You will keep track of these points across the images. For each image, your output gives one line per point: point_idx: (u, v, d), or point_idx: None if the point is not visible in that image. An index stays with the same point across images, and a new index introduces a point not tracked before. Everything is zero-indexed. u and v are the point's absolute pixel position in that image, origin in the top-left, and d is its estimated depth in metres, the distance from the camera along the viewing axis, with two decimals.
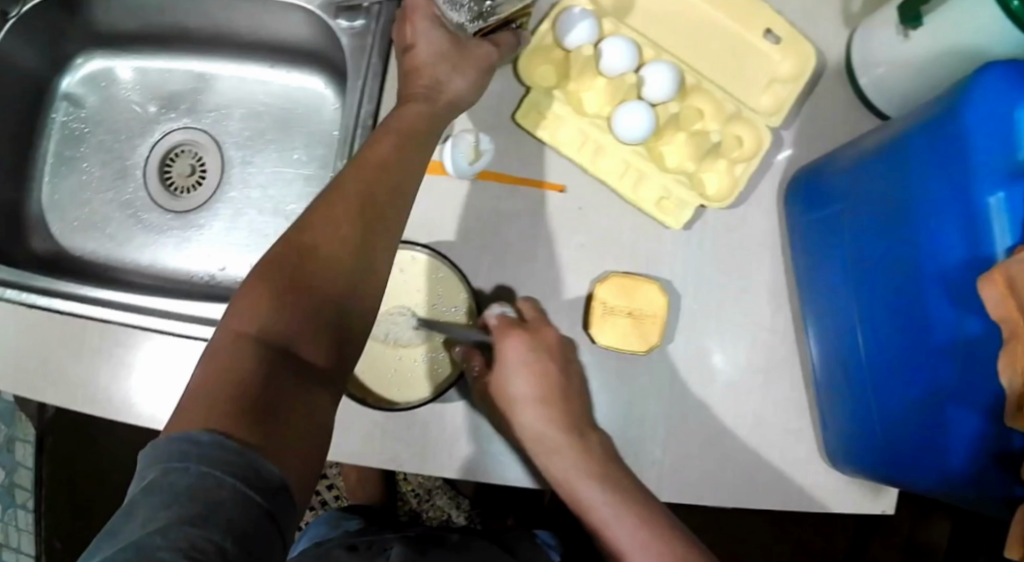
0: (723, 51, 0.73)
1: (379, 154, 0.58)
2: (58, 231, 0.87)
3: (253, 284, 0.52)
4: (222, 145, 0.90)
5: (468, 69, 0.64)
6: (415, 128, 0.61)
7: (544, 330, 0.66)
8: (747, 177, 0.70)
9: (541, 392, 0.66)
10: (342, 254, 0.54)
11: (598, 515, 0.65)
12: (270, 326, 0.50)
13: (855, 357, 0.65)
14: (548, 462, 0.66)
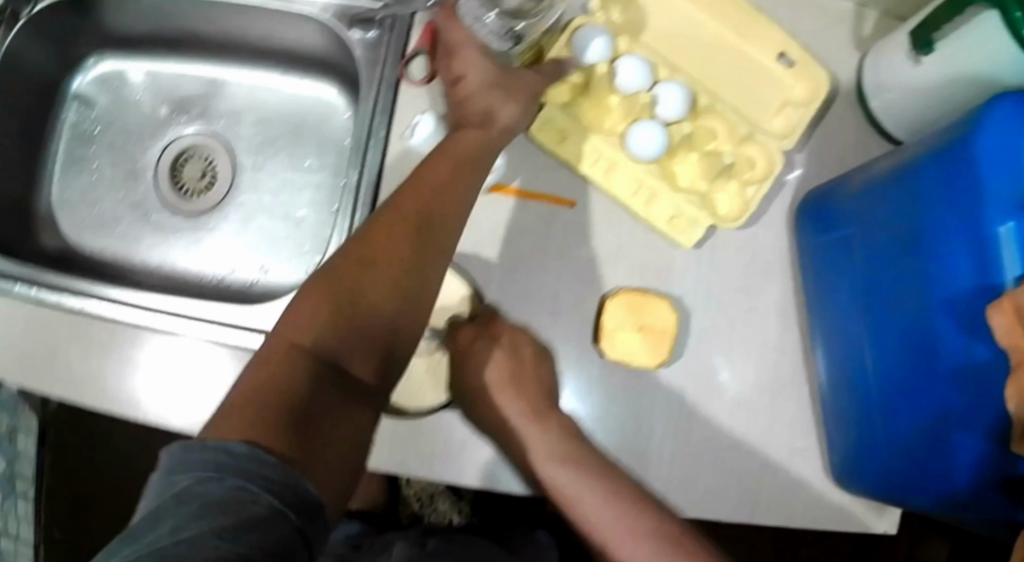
0: (738, 73, 0.74)
1: (434, 179, 0.60)
2: (67, 230, 0.88)
3: (307, 298, 0.54)
4: (233, 150, 0.89)
5: (519, 95, 0.64)
6: (473, 152, 0.62)
7: (494, 322, 0.67)
8: (759, 198, 0.71)
9: (500, 380, 0.65)
10: (394, 276, 0.56)
11: (579, 509, 0.61)
12: (322, 338, 0.53)
13: (863, 379, 0.66)
14: (520, 453, 0.64)
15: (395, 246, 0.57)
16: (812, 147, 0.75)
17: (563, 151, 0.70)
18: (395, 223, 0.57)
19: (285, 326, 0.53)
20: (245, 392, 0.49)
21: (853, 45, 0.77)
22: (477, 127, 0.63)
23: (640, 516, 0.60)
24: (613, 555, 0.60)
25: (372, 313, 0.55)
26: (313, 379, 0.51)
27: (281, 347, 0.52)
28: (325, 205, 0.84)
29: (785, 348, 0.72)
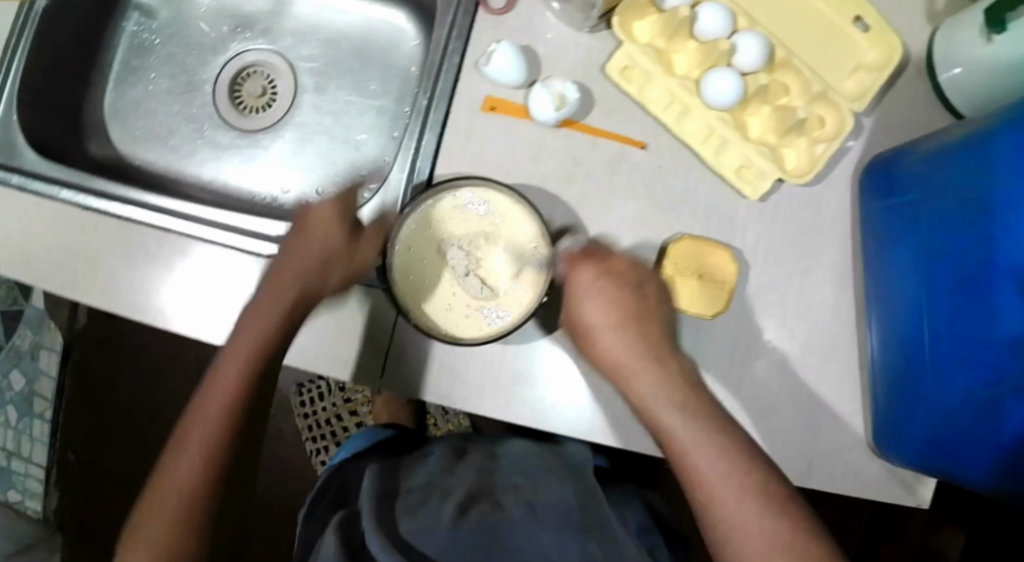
0: (814, 33, 0.73)
1: (280, 301, 0.67)
2: (117, 138, 0.90)
3: (246, 338, 0.66)
4: (295, 72, 0.89)
5: (344, 269, 0.69)
6: (320, 259, 0.68)
7: (615, 259, 0.66)
8: (827, 157, 0.71)
9: (615, 318, 0.64)
10: (227, 412, 0.64)
11: (687, 447, 0.59)
12: (231, 398, 0.65)
13: (914, 343, 0.66)
14: (634, 393, 0.62)
15: (259, 329, 0.66)
16: (881, 113, 0.74)
17: (637, 91, 0.70)
18: (285, 332, 0.66)
19: (221, 388, 0.65)
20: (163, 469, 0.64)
21: (924, 21, 0.75)
22: (318, 231, 0.69)
23: (745, 465, 0.58)
24: (706, 492, 0.57)
25: (269, 348, 0.66)
26: (183, 487, 0.63)
27: (186, 427, 0.65)
28: (388, 131, 0.86)
29: (841, 310, 0.72)
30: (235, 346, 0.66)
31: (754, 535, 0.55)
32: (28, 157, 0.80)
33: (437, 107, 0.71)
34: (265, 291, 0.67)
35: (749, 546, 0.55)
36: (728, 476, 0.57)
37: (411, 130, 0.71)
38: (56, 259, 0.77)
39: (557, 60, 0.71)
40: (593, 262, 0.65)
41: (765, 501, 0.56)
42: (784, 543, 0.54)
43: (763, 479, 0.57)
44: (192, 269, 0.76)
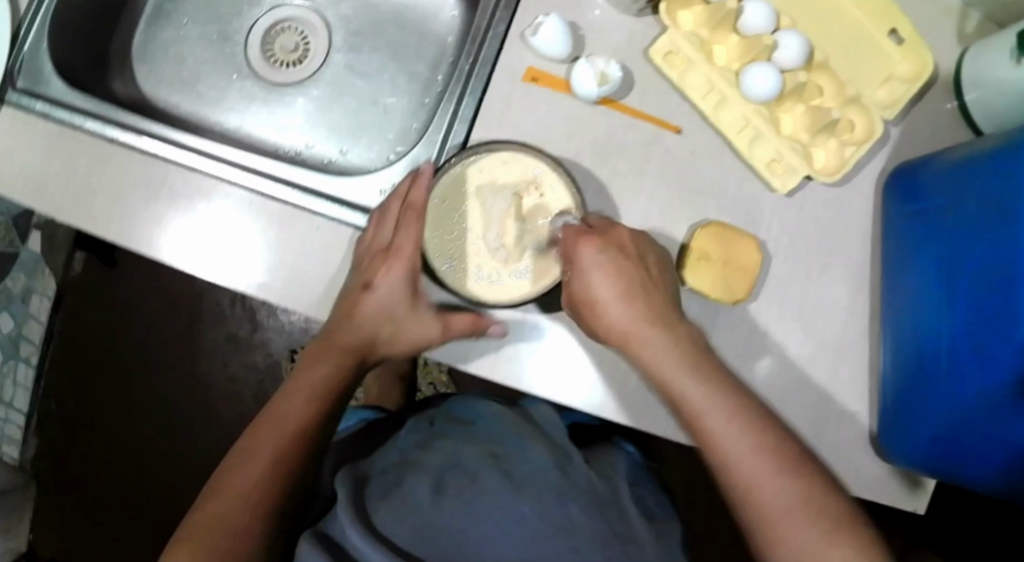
0: (851, 39, 0.74)
1: (371, 303, 0.69)
2: (143, 81, 0.89)
3: (319, 374, 0.69)
4: (331, 31, 0.90)
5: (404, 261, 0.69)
6: (401, 299, 0.69)
7: (615, 228, 0.66)
8: (855, 159, 0.73)
9: (622, 290, 0.65)
10: (314, 393, 0.69)
11: (710, 424, 0.62)
12: (292, 431, 0.67)
13: (928, 348, 0.67)
14: (645, 360, 0.64)
15: (327, 367, 0.70)
16: (908, 124, 0.75)
17: (678, 77, 0.72)
18: (346, 352, 0.70)
19: (274, 426, 0.67)
20: (210, 504, 0.63)
21: (954, 41, 0.75)
22: (402, 262, 0.69)
23: (766, 430, 0.62)
24: (733, 471, 0.61)
25: (334, 397, 0.70)
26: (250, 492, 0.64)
27: (243, 451, 0.66)
28: (418, 96, 0.86)
29: (855, 310, 0.74)
30: (300, 386, 0.69)
31: (774, 495, 0.60)
32: (53, 84, 0.79)
33: (480, 73, 0.73)
34: (354, 319, 0.69)
35: (776, 509, 0.59)
36: (750, 441, 0.61)
37: (454, 93, 0.74)
38: (75, 189, 0.76)
39: (601, 41, 0.73)
40: (595, 238, 0.66)
41: (784, 466, 0.61)
42: (806, 507, 0.59)
43: (779, 444, 0.62)
44: (191, 217, 0.76)
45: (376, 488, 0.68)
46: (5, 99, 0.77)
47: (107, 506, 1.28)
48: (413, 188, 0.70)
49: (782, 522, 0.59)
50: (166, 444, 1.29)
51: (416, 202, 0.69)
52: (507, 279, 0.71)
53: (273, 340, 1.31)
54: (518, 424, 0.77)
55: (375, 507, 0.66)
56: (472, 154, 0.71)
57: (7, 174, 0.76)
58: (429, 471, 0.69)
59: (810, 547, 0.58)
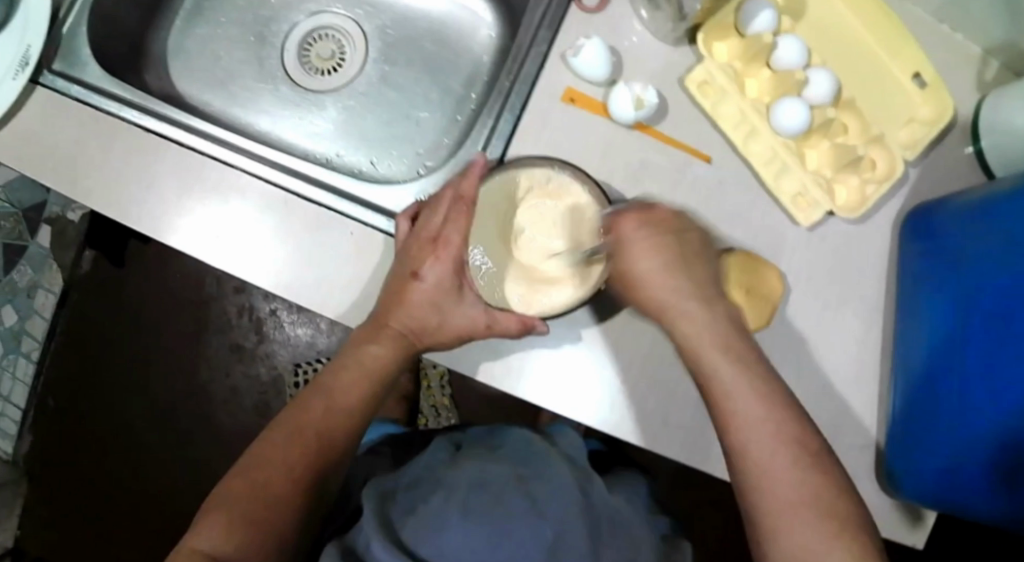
0: (876, 80, 0.76)
1: (418, 294, 0.71)
2: (176, 76, 0.93)
3: (371, 353, 0.71)
4: (369, 43, 0.95)
5: (445, 258, 0.71)
6: (447, 291, 0.71)
7: (653, 206, 0.68)
8: (876, 198, 0.74)
9: (661, 259, 0.66)
10: (357, 381, 0.70)
11: (733, 403, 0.62)
12: (340, 407, 0.69)
13: (943, 378, 0.68)
14: (676, 329, 0.65)
15: (380, 349, 0.71)
16: (927, 166, 0.76)
17: (710, 106, 0.75)
18: (399, 333, 0.71)
19: (321, 400, 0.69)
20: (255, 461, 0.65)
21: (973, 89, 0.78)
22: (448, 255, 0.71)
23: (780, 411, 0.61)
24: (745, 451, 0.60)
25: (383, 379, 0.71)
26: (284, 466, 0.65)
27: (291, 416, 0.68)
28: (450, 112, 0.90)
29: (869, 343, 0.74)
30: (353, 364, 0.71)
31: (784, 486, 0.58)
32: (89, 69, 0.81)
33: (520, 89, 0.77)
34: (406, 305, 0.71)
35: (785, 498, 0.58)
36: (767, 420, 0.60)
37: (492, 108, 0.78)
38: (107, 176, 0.77)
39: (636, 69, 0.76)
40: (637, 212, 0.68)
41: (800, 453, 0.59)
42: (815, 505, 0.57)
43: (802, 433, 0.60)
44: (222, 208, 0.77)
45: (400, 503, 0.69)
46: (40, 81, 0.79)
47: (93, 505, 1.27)
48: (465, 181, 0.71)
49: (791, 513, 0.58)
50: (161, 448, 1.28)
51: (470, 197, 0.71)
52: (543, 288, 0.73)
53: (278, 355, 1.30)
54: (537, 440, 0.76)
55: (400, 522, 0.67)
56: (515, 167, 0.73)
57: (40, 158, 0.77)
58: (455, 485, 0.69)
59: (807, 540, 0.56)
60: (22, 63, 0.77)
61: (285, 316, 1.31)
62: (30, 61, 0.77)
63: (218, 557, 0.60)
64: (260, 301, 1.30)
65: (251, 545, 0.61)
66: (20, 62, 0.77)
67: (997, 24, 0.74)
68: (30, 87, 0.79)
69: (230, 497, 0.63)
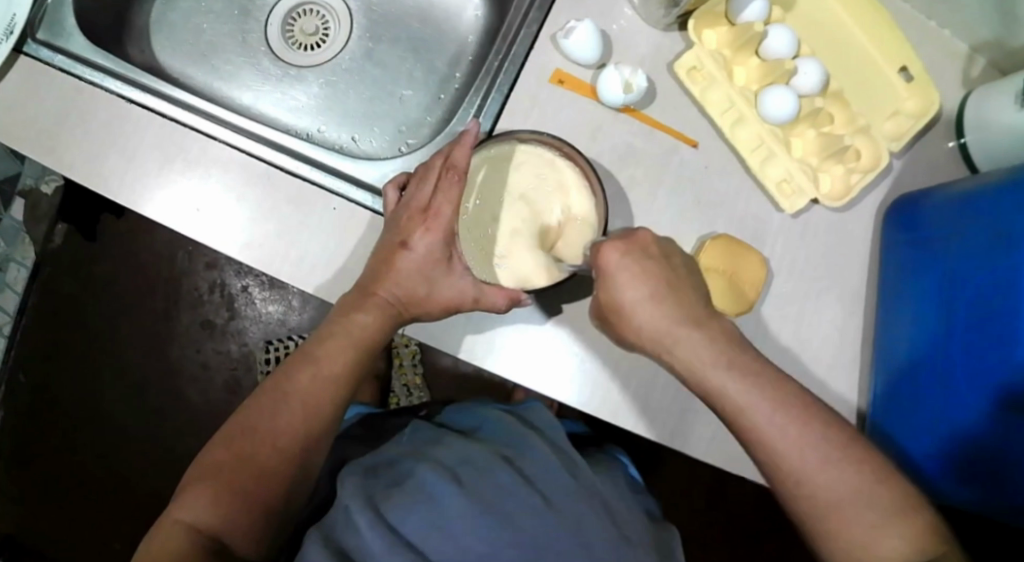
0: (862, 71, 0.76)
1: (408, 263, 0.70)
2: (158, 47, 0.91)
3: (358, 322, 0.69)
4: (353, 20, 0.94)
5: (436, 230, 0.70)
6: (437, 262, 0.70)
7: (638, 231, 0.64)
8: (860, 187, 0.75)
9: (648, 287, 0.62)
10: (343, 348, 0.69)
11: (750, 415, 0.59)
12: (326, 377, 0.68)
13: (923, 368, 0.69)
14: (682, 360, 0.62)
15: (367, 318, 0.69)
16: (911, 159, 0.77)
17: (699, 92, 0.75)
18: (386, 303, 0.69)
19: (307, 368, 0.68)
20: (239, 431, 0.65)
21: (959, 84, 0.78)
22: (439, 227, 0.70)
23: (822, 434, 0.59)
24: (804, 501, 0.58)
25: (370, 349, 0.70)
26: (267, 437, 0.65)
27: (277, 384, 0.68)
28: (435, 91, 0.89)
29: (851, 332, 0.74)
30: (340, 332, 0.69)
31: (823, 490, 0.57)
32: (74, 39, 0.79)
33: (509, 70, 0.76)
34: (394, 272, 0.70)
35: (831, 503, 0.57)
36: (799, 427, 0.59)
37: (480, 88, 0.77)
38: (86, 146, 0.75)
39: (626, 53, 0.76)
40: (620, 242, 0.63)
41: (839, 455, 0.58)
42: (851, 503, 0.57)
43: (830, 423, 0.59)
44: (201, 181, 0.75)
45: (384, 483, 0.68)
46: (22, 50, 0.77)
47: (63, 484, 1.25)
48: (456, 149, 0.69)
49: (847, 506, 0.57)
50: (137, 428, 1.26)
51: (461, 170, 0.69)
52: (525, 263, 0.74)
53: (249, 330, 1.28)
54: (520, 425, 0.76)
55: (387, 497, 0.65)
56: (506, 139, 0.73)
57: (17, 127, 0.75)
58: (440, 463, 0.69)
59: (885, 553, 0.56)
60: (5, 33, 0.76)
61: (256, 293, 1.29)
62: (15, 31, 0.76)
63: (199, 529, 0.61)
64: (232, 277, 1.29)
65: (232, 514, 0.62)
66: (3, 31, 0.76)
67: (983, 20, 0.75)
68: (12, 57, 0.77)
69: (212, 468, 0.63)
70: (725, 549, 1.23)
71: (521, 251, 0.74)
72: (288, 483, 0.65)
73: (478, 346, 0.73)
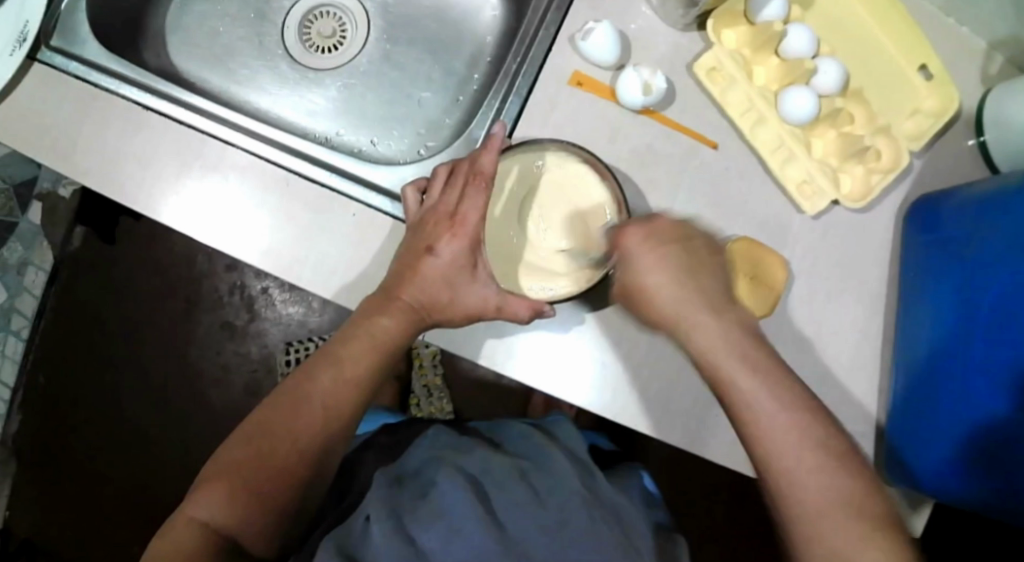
0: (884, 69, 0.76)
1: (432, 268, 0.70)
2: (174, 52, 0.91)
3: (382, 326, 0.69)
4: (369, 22, 0.94)
5: (461, 239, 0.71)
6: (461, 268, 0.71)
7: (659, 218, 0.65)
8: (881, 187, 0.74)
9: (669, 275, 0.62)
10: (363, 353, 0.69)
11: (730, 377, 0.60)
12: (348, 380, 0.69)
13: (943, 371, 0.69)
14: (693, 342, 0.62)
15: (390, 321, 0.70)
16: (931, 159, 0.76)
17: (717, 93, 0.75)
18: (410, 307, 0.70)
19: (329, 369, 0.68)
20: (261, 428, 0.66)
21: (978, 81, 0.77)
22: (465, 233, 0.71)
23: (817, 426, 0.58)
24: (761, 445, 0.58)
25: (392, 352, 0.70)
26: (284, 440, 0.65)
27: (299, 385, 0.68)
28: (452, 93, 0.89)
29: (870, 334, 0.74)
30: (363, 335, 0.69)
31: (800, 471, 0.57)
32: (88, 46, 0.80)
33: (526, 72, 0.77)
34: (417, 278, 0.70)
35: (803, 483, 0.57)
36: (773, 399, 0.58)
37: (500, 91, 0.78)
38: (104, 153, 0.76)
39: (644, 54, 0.76)
40: (642, 224, 0.65)
41: (853, 504, 0.56)
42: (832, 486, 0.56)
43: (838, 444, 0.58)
44: (217, 193, 0.76)
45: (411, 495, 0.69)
46: (38, 57, 0.78)
47: (79, 483, 1.26)
48: (483, 155, 0.71)
49: (818, 504, 0.56)
50: (153, 428, 1.27)
51: (489, 176, 0.71)
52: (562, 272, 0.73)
53: (271, 332, 1.29)
54: (544, 439, 0.77)
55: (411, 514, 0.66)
56: (567, 149, 0.73)
57: (35, 136, 0.76)
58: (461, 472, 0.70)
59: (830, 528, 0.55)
60: (19, 40, 0.77)
61: (276, 296, 1.29)
62: (27, 39, 0.77)
63: (215, 528, 0.62)
64: (251, 278, 1.29)
65: (246, 516, 0.63)
66: (16, 39, 0.77)
67: (1003, 20, 0.74)
68: (26, 64, 0.77)
69: (226, 468, 0.64)
70: (739, 548, 1.23)
71: (553, 255, 0.74)
72: (302, 488, 0.65)
73: (497, 346, 0.73)
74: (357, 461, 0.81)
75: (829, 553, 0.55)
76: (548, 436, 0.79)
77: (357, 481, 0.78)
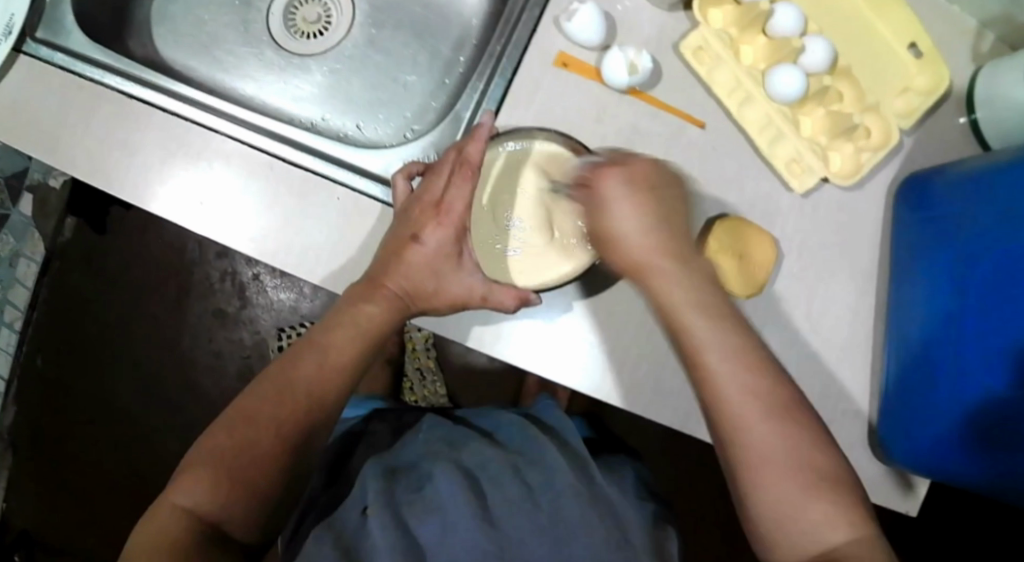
0: (872, 47, 0.75)
1: (416, 256, 0.70)
2: (160, 41, 0.91)
3: (365, 312, 0.69)
4: (355, 7, 0.93)
5: (446, 228, 0.71)
6: (447, 257, 0.71)
7: (635, 161, 0.63)
8: (871, 165, 0.74)
9: (643, 219, 0.61)
10: (347, 341, 0.69)
11: (697, 325, 0.60)
12: (331, 368, 0.68)
13: (936, 349, 0.68)
14: (656, 290, 0.61)
15: (375, 309, 0.69)
16: (922, 137, 0.76)
17: (705, 72, 0.74)
18: (395, 295, 0.70)
19: (313, 356, 0.68)
20: (246, 416, 0.65)
21: (968, 59, 0.76)
22: (450, 222, 0.71)
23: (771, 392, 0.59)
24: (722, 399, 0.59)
25: (376, 340, 0.70)
26: (268, 427, 0.64)
27: (282, 372, 0.67)
28: (439, 76, 0.89)
29: (861, 315, 0.74)
30: (346, 323, 0.69)
31: (759, 437, 0.57)
32: (71, 35, 0.79)
33: (511, 53, 0.76)
34: (402, 265, 0.70)
35: (763, 450, 0.57)
36: (743, 366, 0.59)
37: (484, 73, 0.78)
38: (89, 143, 0.75)
39: (631, 35, 0.75)
40: (617, 169, 0.62)
41: (815, 482, 0.56)
42: (793, 461, 0.57)
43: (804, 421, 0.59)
44: (198, 179, 0.75)
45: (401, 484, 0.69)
46: (22, 48, 0.77)
47: (76, 473, 1.26)
48: (470, 145, 0.70)
49: (773, 468, 0.57)
50: (149, 419, 1.27)
51: (472, 166, 0.70)
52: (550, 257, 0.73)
53: (261, 319, 1.29)
54: (533, 429, 0.76)
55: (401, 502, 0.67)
56: (559, 139, 0.72)
57: (19, 126, 0.75)
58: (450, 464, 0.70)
59: (785, 504, 0.56)
60: (2, 30, 0.76)
61: (268, 281, 1.29)
62: (13, 30, 0.76)
63: (198, 515, 0.60)
64: (243, 265, 1.29)
65: (229, 503, 0.61)
66: (0, 30, 0.76)
67: None
68: (10, 55, 0.77)
69: (209, 455, 0.63)
70: (737, 531, 1.23)
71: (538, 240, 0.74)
72: (286, 476, 0.64)
73: (486, 330, 0.72)
74: (348, 458, 0.80)
75: (791, 526, 0.56)
76: (539, 427, 0.78)
77: (347, 472, 0.78)
